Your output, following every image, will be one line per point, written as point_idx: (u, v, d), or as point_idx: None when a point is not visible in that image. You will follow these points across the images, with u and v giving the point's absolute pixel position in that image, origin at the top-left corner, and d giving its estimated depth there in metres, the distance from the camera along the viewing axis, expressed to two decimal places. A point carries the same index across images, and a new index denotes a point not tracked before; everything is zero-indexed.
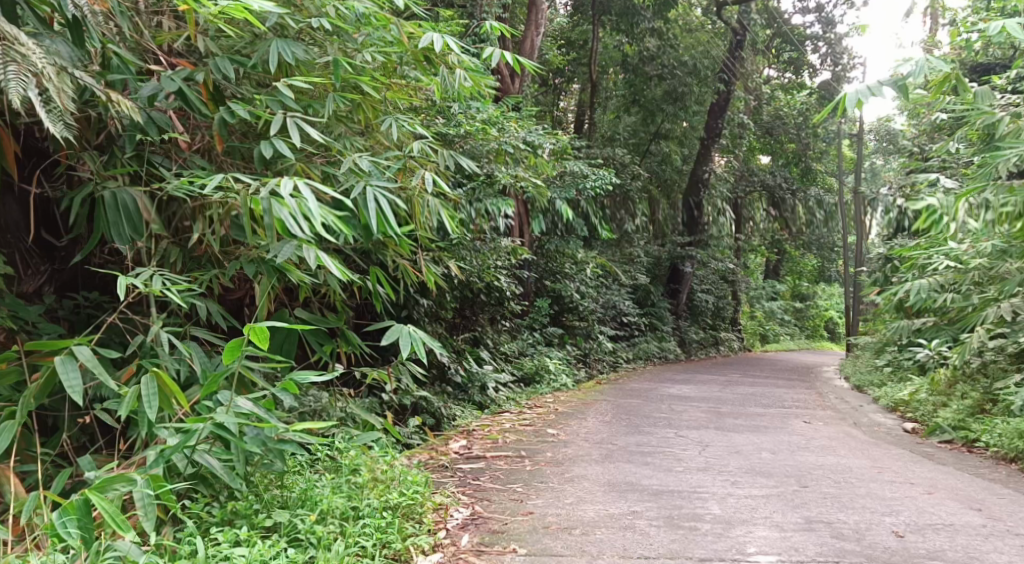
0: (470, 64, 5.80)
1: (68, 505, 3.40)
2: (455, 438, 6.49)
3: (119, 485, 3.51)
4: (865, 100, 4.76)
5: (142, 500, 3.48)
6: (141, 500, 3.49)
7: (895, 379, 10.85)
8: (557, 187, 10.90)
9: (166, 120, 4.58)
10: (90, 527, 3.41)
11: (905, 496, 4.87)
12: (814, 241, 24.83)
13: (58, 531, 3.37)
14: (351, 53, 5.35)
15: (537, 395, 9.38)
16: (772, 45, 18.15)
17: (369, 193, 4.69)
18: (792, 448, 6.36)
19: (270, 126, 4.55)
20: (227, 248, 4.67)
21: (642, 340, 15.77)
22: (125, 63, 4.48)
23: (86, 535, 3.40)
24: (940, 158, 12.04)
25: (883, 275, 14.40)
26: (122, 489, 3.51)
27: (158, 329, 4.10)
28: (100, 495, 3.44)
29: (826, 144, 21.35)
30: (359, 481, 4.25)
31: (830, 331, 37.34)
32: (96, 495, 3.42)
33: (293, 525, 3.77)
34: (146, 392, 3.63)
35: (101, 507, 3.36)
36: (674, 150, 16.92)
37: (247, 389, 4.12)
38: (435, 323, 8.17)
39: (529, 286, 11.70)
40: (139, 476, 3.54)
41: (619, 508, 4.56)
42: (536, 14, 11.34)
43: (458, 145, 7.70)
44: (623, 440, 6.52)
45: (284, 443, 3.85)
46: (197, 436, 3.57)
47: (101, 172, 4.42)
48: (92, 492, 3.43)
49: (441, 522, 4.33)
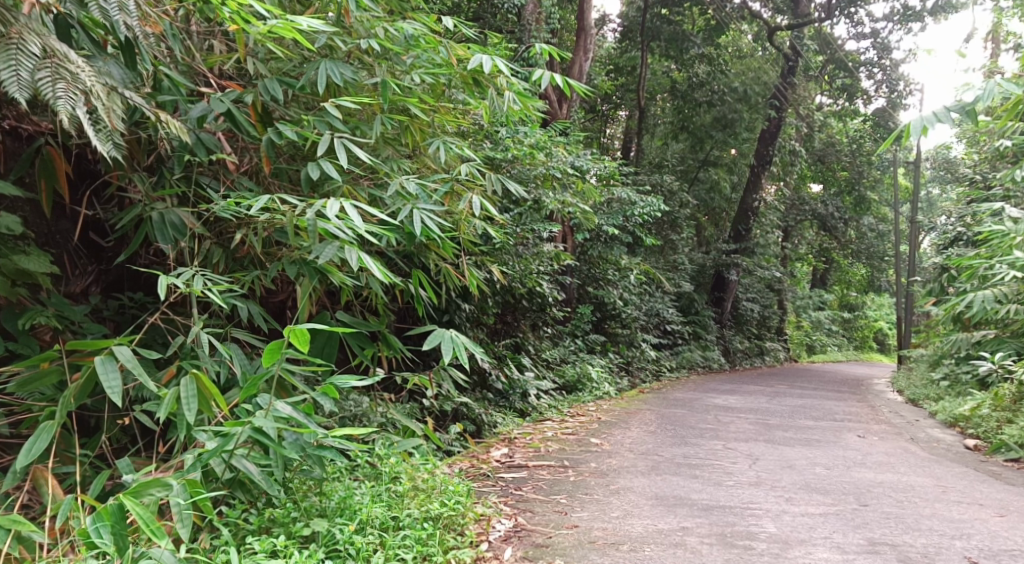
0: (520, 86, 5.63)
1: (102, 510, 3.12)
2: (497, 446, 6.31)
3: (155, 490, 3.22)
4: (931, 128, 4.50)
5: (181, 506, 3.20)
6: (176, 507, 3.20)
7: (953, 394, 10.46)
8: (603, 214, 10.78)
9: (214, 141, 4.54)
10: (123, 531, 3.12)
11: (975, 519, 4.57)
12: (864, 252, 23.58)
13: (90, 537, 3.10)
14: (400, 75, 5.29)
15: (579, 404, 9.18)
16: (826, 72, 17.74)
17: (416, 215, 4.66)
18: (849, 464, 6.08)
19: (317, 148, 4.47)
20: (269, 250, 4.56)
21: (686, 349, 15.38)
22: (176, 85, 4.47)
23: (120, 543, 3.11)
24: (1004, 188, 11.66)
25: (940, 285, 13.71)
26: (158, 494, 3.22)
27: (200, 330, 3.85)
28: (134, 501, 3.17)
29: (880, 172, 20.93)
30: (400, 490, 3.98)
31: (880, 342, 36.86)
32: (130, 499, 3.14)
33: (331, 535, 3.48)
34: (185, 395, 3.40)
35: (135, 512, 3.08)
36: (723, 178, 16.74)
37: (287, 393, 3.87)
38: (477, 328, 8.01)
39: (572, 292, 11.55)
40: (175, 481, 3.26)
41: (668, 522, 4.30)
42: (585, 40, 11.26)
43: (505, 170, 7.62)
44: (669, 452, 6.30)
45: (322, 449, 3.58)
46: (235, 441, 3.30)
47: (150, 194, 4.37)
48: (126, 496, 3.15)
49: (484, 533, 4.04)
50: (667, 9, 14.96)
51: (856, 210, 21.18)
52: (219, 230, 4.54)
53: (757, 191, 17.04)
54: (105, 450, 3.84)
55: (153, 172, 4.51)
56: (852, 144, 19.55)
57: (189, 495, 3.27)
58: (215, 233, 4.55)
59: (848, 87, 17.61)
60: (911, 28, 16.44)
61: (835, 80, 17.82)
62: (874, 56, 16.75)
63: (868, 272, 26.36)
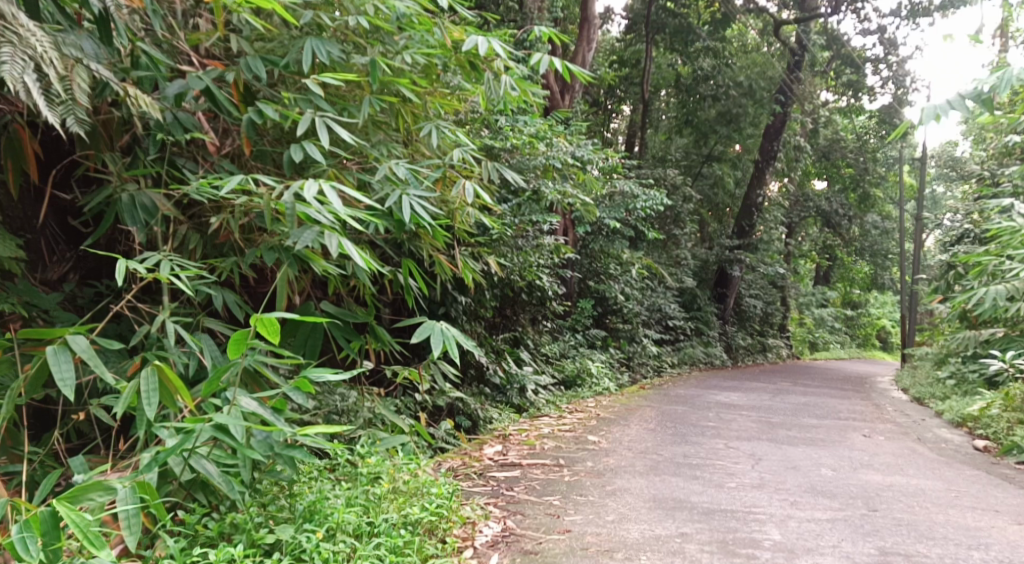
0: (517, 71, 5.40)
1: (32, 519, 2.82)
2: (491, 443, 6.07)
3: (95, 495, 2.94)
4: (942, 117, 4.18)
5: (127, 511, 2.96)
6: (124, 513, 2.96)
7: (960, 392, 10.23)
8: (605, 207, 10.52)
9: (193, 121, 4.27)
10: (57, 540, 2.84)
11: (991, 527, 4.35)
12: (867, 249, 23.34)
13: (16, 550, 2.77)
14: (392, 55, 5.00)
15: (578, 400, 8.96)
16: (831, 68, 17.49)
17: (405, 201, 4.42)
18: (856, 466, 5.85)
19: (299, 128, 4.20)
20: (249, 235, 4.29)
21: (687, 345, 15.14)
22: (153, 62, 4.18)
23: (50, 553, 2.82)
24: (1013, 184, 11.38)
25: (946, 283, 13.44)
26: (100, 499, 2.95)
27: (166, 318, 3.61)
28: (71, 505, 2.89)
29: (887, 169, 20.66)
30: (378, 492, 3.74)
31: (881, 340, 36.40)
32: (66, 505, 2.85)
33: (297, 542, 3.23)
34: (145, 387, 3.15)
35: (70, 519, 2.80)
36: (727, 173, 16.45)
37: (259, 387, 3.63)
38: (474, 322, 7.74)
39: (573, 286, 11.32)
40: (121, 484, 3.00)
41: (667, 528, 4.06)
42: (588, 30, 11.00)
43: (504, 160, 7.36)
44: (669, 451, 6.06)
45: (291, 449, 3.32)
46: (195, 440, 3.05)
47: (122, 174, 4.11)
48: (61, 502, 2.87)
49: (469, 538, 3.82)
50: (672, 3, 14.68)
51: (861, 207, 20.96)
52: (195, 214, 4.27)
53: (762, 187, 16.75)
54: (58, 449, 3.59)
55: (128, 153, 4.25)
56: (858, 140, 19.29)
57: (138, 498, 3.02)
58: (191, 217, 4.28)
59: (854, 83, 17.34)
60: (918, 23, 16.20)
61: (840, 76, 17.57)
62: (881, 52, 16.47)
63: (872, 269, 26.16)
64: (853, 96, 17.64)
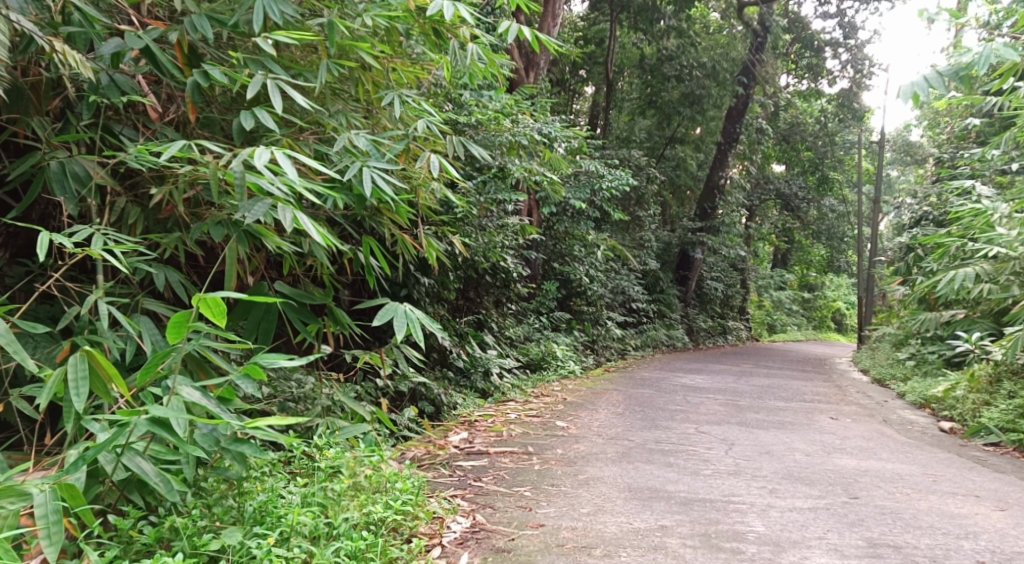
0: (482, 39, 5.08)
1: None
2: (456, 430, 5.81)
3: (8, 502, 2.67)
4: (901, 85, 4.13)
5: (46, 516, 2.66)
6: (41, 516, 2.66)
7: (920, 373, 10.19)
8: (571, 188, 10.24)
9: (131, 83, 3.91)
10: None
11: (975, 514, 4.20)
12: (825, 232, 23.42)
13: None
14: (352, 17, 4.65)
15: (544, 384, 8.72)
16: (792, 50, 17.37)
17: (366, 173, 4.12)
18: (829, 450, 5.69)
19: (249, 92, 3.85)
20: (196, 209, 3.94)
21: (651, 327, 15.00)
22: (88, 20, 3.82)
23: None
24: (973, 166, 11.31)
25: (906, 265, 13.39)
26: (13, 507, 2.67)
27: (99, 299, 3.29)
28: None
29: (844, 152, 20.71)
30: (338, 489, 3.47)
31: (837, 322, 36.71)
32: None
33: (245, 548, 2.95)
34: (73, 376, 2.84)
35: None
36: (690, 155, 16.31)
37: (205, 374, 3.33)
38: (437, 304, 7.42)
39: (538, 268, 11.02)
40: (38, 488, 2.72)
41: (645, 520, 3.84)
42: (552, 6, 10.68)
43: (468, 135, 7.00)
44: (641, 436, 5.85)
45: (240, 443, 3.04)
46: (128, 435, 2.75)
47: (51, 140, 3.77)
48: None
49: (436, 536, 3.56)
50: None
51: (820, 190, 21.02)
52: (134, 185, 3.92)
53: (725, 169, 16.64)
54: None
55: (60, 119, 3.91)
56: (817, 123, 19.27)
57: (60, 503, 2.73)
58: (130, 189, 3.92)
59: (814, 67, 17.30)
60: (878, 7, 16.11)
61: (801, 59, 17.48)
62: (840, 36, 16.39)
63: (829, 252, 26.32)
64: (813, 78, 17.59)
